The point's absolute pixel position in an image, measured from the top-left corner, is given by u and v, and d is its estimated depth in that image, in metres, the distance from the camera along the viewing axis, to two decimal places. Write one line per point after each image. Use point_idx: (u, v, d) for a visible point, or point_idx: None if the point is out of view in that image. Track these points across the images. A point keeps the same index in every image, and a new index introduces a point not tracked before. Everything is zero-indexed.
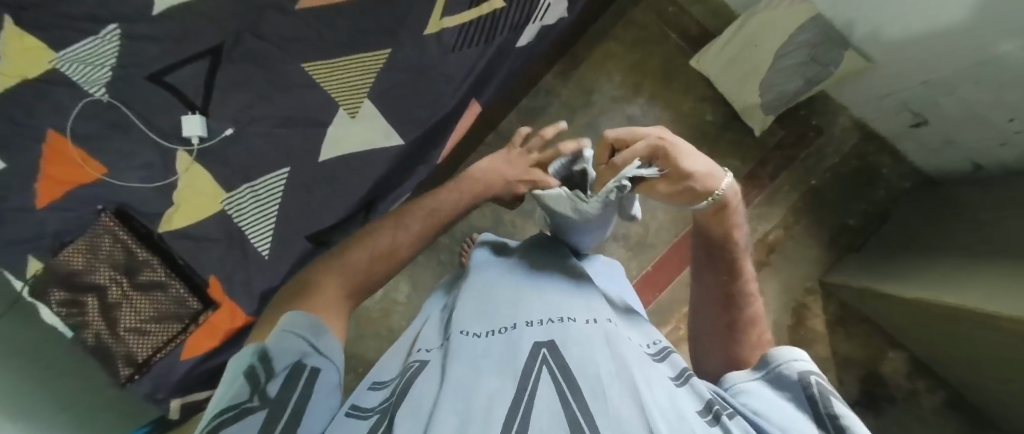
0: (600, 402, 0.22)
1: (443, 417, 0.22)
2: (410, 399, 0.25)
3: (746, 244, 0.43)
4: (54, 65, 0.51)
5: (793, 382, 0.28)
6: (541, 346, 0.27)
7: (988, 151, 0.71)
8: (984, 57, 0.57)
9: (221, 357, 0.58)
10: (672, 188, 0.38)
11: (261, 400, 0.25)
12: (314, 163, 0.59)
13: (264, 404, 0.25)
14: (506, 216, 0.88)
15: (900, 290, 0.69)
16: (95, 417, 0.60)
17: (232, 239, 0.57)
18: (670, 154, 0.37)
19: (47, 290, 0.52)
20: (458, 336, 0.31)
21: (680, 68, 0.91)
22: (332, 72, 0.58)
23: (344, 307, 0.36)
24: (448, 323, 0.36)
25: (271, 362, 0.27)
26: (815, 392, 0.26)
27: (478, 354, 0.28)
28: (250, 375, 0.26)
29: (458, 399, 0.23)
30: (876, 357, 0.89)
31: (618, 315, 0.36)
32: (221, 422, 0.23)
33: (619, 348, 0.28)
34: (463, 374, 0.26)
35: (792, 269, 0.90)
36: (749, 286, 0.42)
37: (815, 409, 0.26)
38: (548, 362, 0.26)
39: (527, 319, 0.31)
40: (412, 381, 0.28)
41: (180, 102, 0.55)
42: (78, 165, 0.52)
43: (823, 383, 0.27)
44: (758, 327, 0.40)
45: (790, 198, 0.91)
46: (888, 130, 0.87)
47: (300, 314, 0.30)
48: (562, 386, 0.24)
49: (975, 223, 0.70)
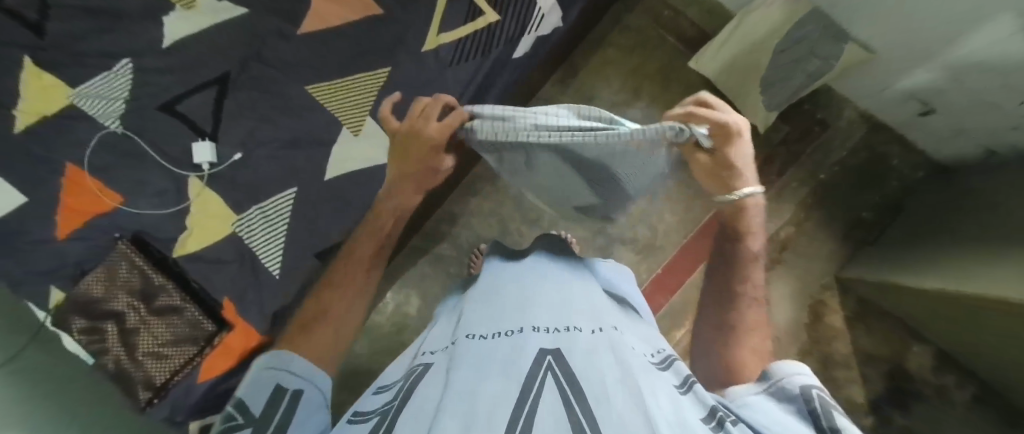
0: (603, 406, 0.22)
1: (446, 419, 0.22)
2: (413, 405, 0.25)
3: (759, 253, 0.43)
4: (71, 100, 0.54)
5: (794, 396, 0.27)
6: (547, 353, 0.27)
7: (1000, 136, 0.69)
8: (984, 42, 0.57)
9: (235, 379, 0.59)
10: (711, 167, 0.40)
11: (246, 420, 0.27)
12: (321, 183, 0.60)
13: (249, 423, 0.27)
14: (512, 225, 0.88)
15: (919, 282, 0.67)
16: None
17: (243, 259, 0.58)
18: (729, 137, 0.37)
19: (69, 318, 0.54)
20: (464, 340, 0.31)
21: (678, 70, 0.92)
22: (335, 93, 0.59)
23: (350, 333, 0.38)
24: (452, 331, 0.36)
25: (246, 394, 0.29)
26: (816, 406, 0.26)
27: (483, 357, 0.28)
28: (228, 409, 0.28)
29: (462, 402, 0.23)
30: (900, 353, 0.86)
31: (624, 323, 0.35)
32: None
33: (622, 356, 0.27)
34: (467, 377, 0.26)
35: (807, 266, 0.89)
36: (757, 294, 0.41)
37: (816, 423, 0.25)
38: (553, 369, 0.25)
39: (533, 325, 0.31)
40: (416, 385, 0.28)
41: (191, 129, 0.57)
42: (96, 196, 0.54)
43: (824, 396, 0.27)
44: (762, 338, 0.39)
45: (799, 193, 0.90)
46: (896, 120, 0.85)
47: (270, 350, 0.32)
48: (565, 392, 0.24)
49: (992, 210, 0.68)
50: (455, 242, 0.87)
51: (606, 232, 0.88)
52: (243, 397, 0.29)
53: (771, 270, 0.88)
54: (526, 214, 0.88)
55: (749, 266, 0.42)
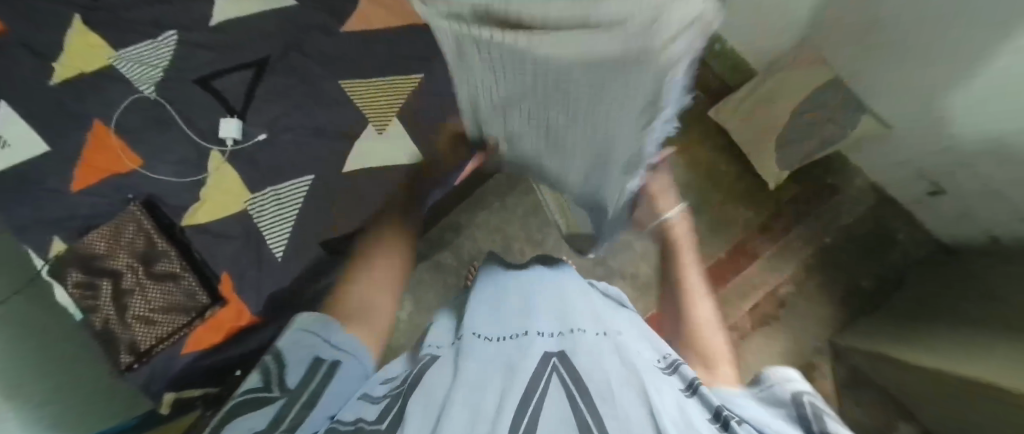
0: (608, 404, 0.22)
1: (454, 413, 0.22)
2: (424, 390, 0.26)
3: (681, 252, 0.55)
4: (111, 62, 0.56)
5: (785, 400, 0.28)
6: (552, 356, 0.27)
7: (1004, 223, 0.70)
8: (995, 128, 0.58)
9: (219, 357, 0.56)
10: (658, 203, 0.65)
11: (280, 391, 0.31)
12: (337, 173, 0.60)
13: (282, 394, 0.31)
14: (515, 243, 0.88)
15: (908, 355, 0.67)
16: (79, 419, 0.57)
17: (249, 237, 0.57)
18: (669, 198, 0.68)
19: (67, 271, 0.54)
20: (469, 338, 0.32)
21: (696, 119, 0.95)
22: (368, 90, 0.61)
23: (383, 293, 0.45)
24: (458, 326, 0.36)
25: (289, 363, 0.34)
26: (808, 410, 0.26)
27: (491, 356, 0.28)
28: (267, 369, 0.33)
29: (469, 396, 0.24)
30: (890, 430, 0.83)
31: (628, 327, 0.35)
32: (249, 402, 0.30)
33: (629, 358, 0.27)
34: (474, 373, 0.26)
35: (802, 326, 0.88)
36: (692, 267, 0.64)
37: (808, 425, 0.25)
38: (558, 370, 0.25)
39: (538, 329, 0.31)
40: (424, 374, 0.28)
41: (222, 105, 0.58)
42: (116, 155, 0.56)
43: (817, 403, 0.27)
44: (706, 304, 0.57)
45: (802, 253, 0.91)
46: (906, 196, 0.87)
47: (310, 313, 0.37)
48: (570, 389, 0.23)
49: (989, 294, 0.69)
50: (456, 253, 0.88)
51: (607, 263, 0.89)
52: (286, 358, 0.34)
53: (765, 326, 0.88)
54: (531, 235, 0.89)
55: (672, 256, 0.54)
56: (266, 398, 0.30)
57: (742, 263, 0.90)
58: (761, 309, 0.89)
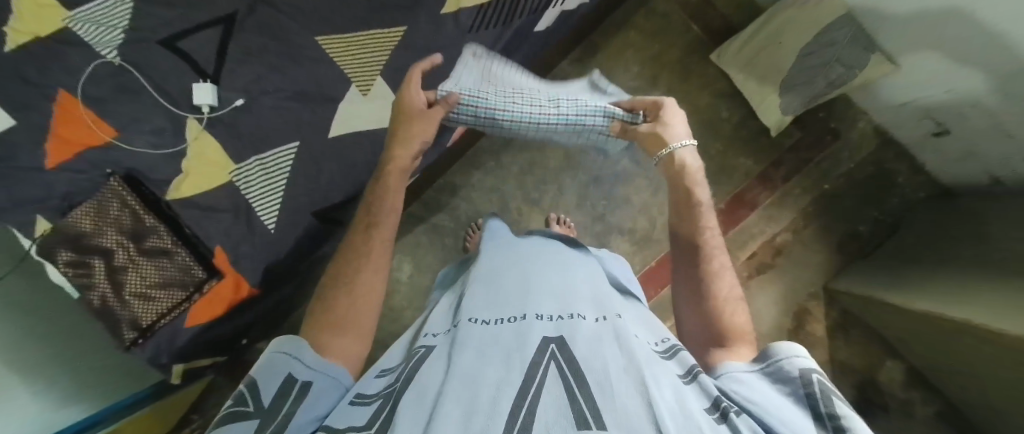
0: (606, 397, 0.22)
1: (449, 407, 0.22)
2: (417, 385, 0.26)
3: (707, 199, 0.44)
4: (67, 24, 0.46)
5: (791, 377, 0.27)
6: (551, 341, 0.27)
7: (1008, 165, 0.69)
8: (1013, 67, 0.55)
9: (219, 328, 0.60)
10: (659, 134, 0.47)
11: (255, 408, 0.27)
12: (324, 138, 0.57)
13: (259, 413, 0.27)
14: (512, 203, 0.88)
15: (901, 300, 0.69)
16: (67, 381, 0.59)
17: (239, 211, 0.55)
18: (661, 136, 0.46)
19: (54, 250, 0.49)
20: (467, 323, 0.31)
21: (697, 64, 0.91)
22: (348, 49, 0.57)
23: (363, 345, 0.35)
24: (454, 310, 0.36)
25: (258, 382, 0.29)
26: (815, 390, 0.25)
27: (487, 342, 0.28)
28: (239, 394, 0.28)
29: (463, 388, 0.23)
30: (876, 367, 0.86)
31: (629, 312, 0.35)
32: (223, 422, 0.26)
33: (628, 344, 0.28)
34: (470, 363, 0.26)
35: (798, 273, 0.89)
36: (720, 253, 0.41)
37: (814, 408, 0.25)
38: (556, 358, 0.25)
39: (537, 312, 0.31)
40: (416, 369, 0.28)
41: (192, 68, 0.52)
42: (87, 127, 0.48)
43: (825, 382, 0.26)
44: (738, 315, 0.37)
45: (801, 201, 0.90)
46: (910, 138, 0.86)
47: (284, 337, 0.31)
48: (568, 381, 0.23)
49: (983, 237, 0.70)
50: (452, 213, 0.87)
51: (605, 219, 0.88)
52: (256, 379, 0.29)
53: (763, 273, 0.89)
54: (527, 194, 0.88)
55: (695, 195, 0.43)
56: (241, 415, 0.27)
57: (741, 213, 0.90)
58: (758, 258, 0.89)
